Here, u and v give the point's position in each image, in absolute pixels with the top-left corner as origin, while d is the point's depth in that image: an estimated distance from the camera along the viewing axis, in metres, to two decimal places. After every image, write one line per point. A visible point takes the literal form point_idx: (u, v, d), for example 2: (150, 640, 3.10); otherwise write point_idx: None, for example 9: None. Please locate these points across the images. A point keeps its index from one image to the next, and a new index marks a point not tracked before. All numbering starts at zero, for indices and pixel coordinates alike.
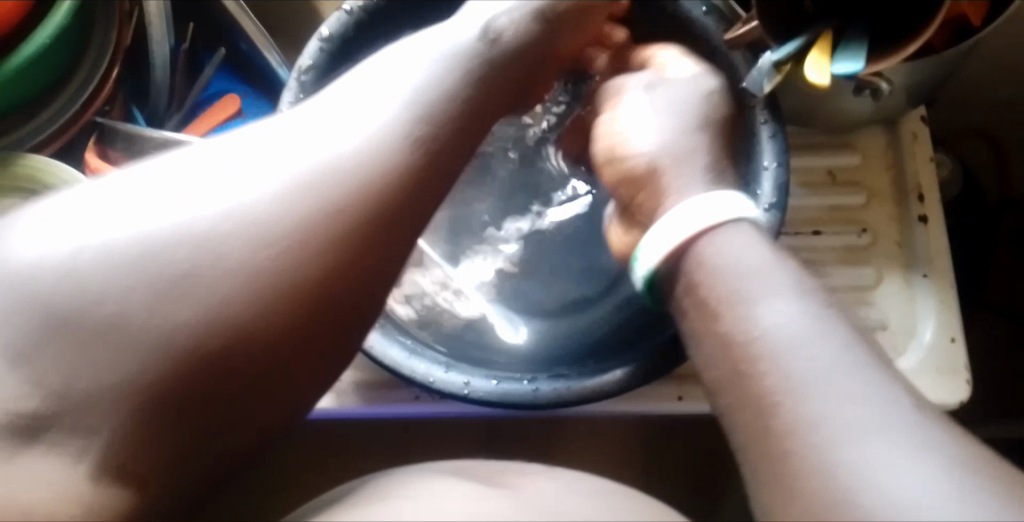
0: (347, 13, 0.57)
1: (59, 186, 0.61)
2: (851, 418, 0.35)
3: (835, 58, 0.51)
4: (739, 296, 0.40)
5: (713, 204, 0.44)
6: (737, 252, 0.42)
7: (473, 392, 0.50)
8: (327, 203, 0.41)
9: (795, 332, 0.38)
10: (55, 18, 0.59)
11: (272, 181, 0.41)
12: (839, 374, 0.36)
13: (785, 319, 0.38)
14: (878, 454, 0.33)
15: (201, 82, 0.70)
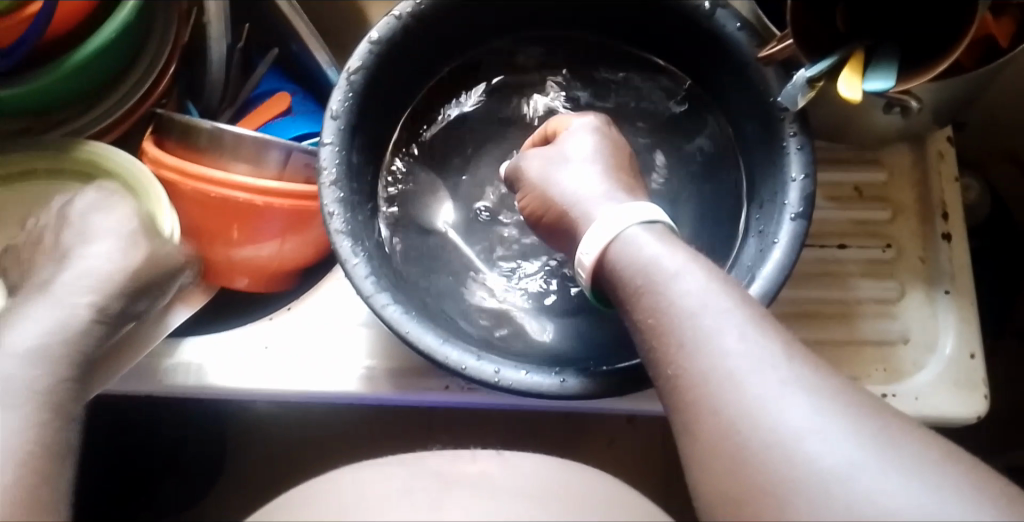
0: (396, 19, 0.59)
1: (117, 171, 0.64)
2: (807, 404, 0.37)
3: (867, 77, 0.53)
4: (659, 287, 0.42)
5: (631, 210, 0.47)
6: (653, 250, 0.44)
7: (502, 380, 0.52)
8: None
9: (727, 310, 0.40)
10: (123, 15, 0.62)
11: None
12: (755, 351, 0.38)
13: (703, 307, 0.41)
14: (815, 432, 0.36)
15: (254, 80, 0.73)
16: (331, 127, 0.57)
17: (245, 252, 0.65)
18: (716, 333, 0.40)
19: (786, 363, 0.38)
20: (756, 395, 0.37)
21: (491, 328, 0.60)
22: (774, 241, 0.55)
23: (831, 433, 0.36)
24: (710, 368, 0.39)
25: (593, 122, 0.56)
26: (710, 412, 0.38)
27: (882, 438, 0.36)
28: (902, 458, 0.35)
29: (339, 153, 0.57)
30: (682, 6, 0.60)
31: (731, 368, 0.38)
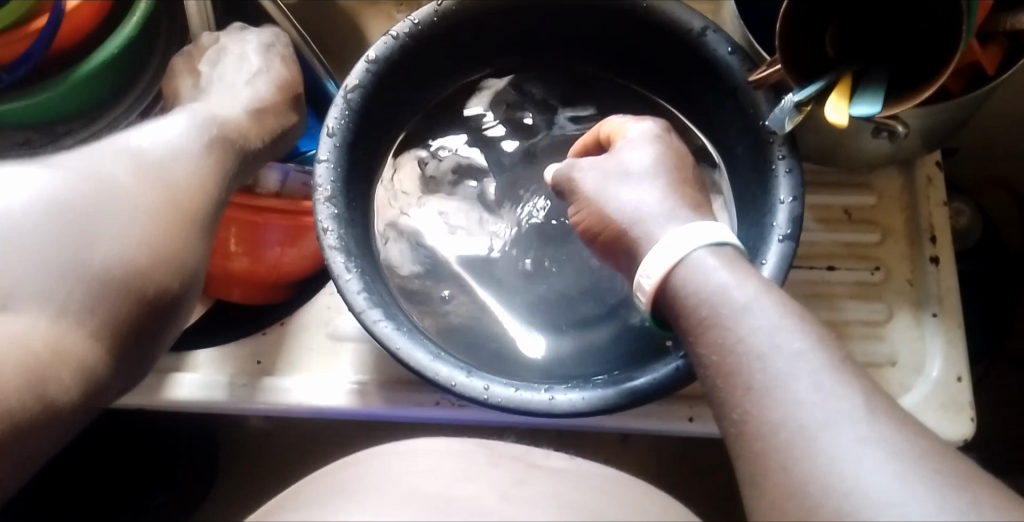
0: (393, 38, 0.61)
1: None
2: (876, 451, 0.36)
3: (853, 101, 0.54)
4: (731, 321, 0.43)
5: (701, 231, 0.47)
6: (719, 278, 0.45)
7: (492, 397, 0.53)
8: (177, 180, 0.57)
9: (796, 353, 0.40)
10: (125, 32, 0.63)
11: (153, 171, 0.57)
12: (830, 398, 0.38)
13: (774, 341, 0.41)
14: (881, 475, 0.36)
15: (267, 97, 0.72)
16: (328, 143, 0.58)
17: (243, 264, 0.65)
18: (787, 378, 0.40)
19: (866, 419, 0.38)
20: (822, 439, 0.37)
21: (508, 349, 0.61)
22: (763, 261, 0.55)
23: (891, 482, 0.35)
24: (779, 408, 0.39)
25: (648, 131, 0.56)
26: (779, 463, 0.38)
27: (942, 483, 0.35)
28: (957, 501, 0.35)
29: (335, 170, 0.58)
30: (674, 29, 0.61)
31: (800, 411, 0.38)
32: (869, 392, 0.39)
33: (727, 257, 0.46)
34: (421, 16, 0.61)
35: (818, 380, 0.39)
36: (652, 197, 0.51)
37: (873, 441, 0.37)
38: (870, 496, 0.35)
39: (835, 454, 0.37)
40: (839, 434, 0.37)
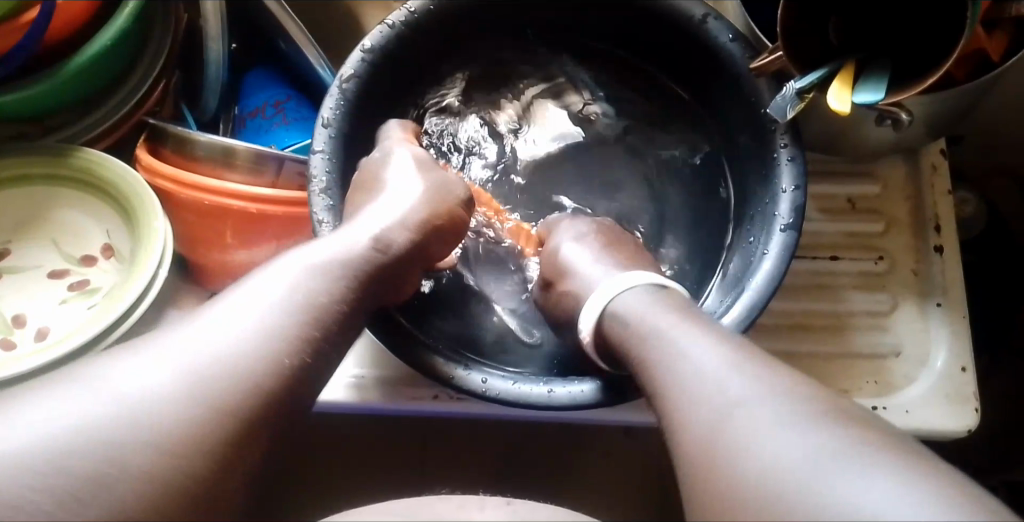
0: (389, 27, 0.60)
1: (111, 179, 0.64)
2: (773, 410, 0.39)
3: (857, 89, 0.53)
4: (646, 335, 0.46)
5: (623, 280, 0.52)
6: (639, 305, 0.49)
7: (492, 390, 0.53)
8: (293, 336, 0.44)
9: (699, 349, 0.43)
10: (120, 20, 0.63)
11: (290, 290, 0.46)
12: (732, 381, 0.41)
13: (683, 340, 0.44)
14: (774, 427, 0.38)
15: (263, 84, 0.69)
16: (323, 135, 0.57)
17: (239, 257, 0.64)
18: (706, 376, 0.42)
19: (791, 404, 0.39)
20: (729, 409, 0.39)
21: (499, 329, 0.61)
22: (764, 252, 0.55)
23: (783, 435, 0.37)
24: (682, 394, 0.42)
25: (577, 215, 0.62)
26: (687, 438, 0.40)
27: (835, 432, 0.37)
28: (846, 442, 0.37)
29: (330, 161, 0.57)
30: (676, 15, 0.60)
31: (701, 391, 0.41)
32: (781, 371, 0.41)
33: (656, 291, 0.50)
34: (418, 5, 0.60)
35: (750, 379, 0.41)
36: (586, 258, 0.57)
37: (770, 402, 0.39)
38: (764, 445, 0.37)
39: (737, 419, 0.39)
40: (739, 402, 0.39)
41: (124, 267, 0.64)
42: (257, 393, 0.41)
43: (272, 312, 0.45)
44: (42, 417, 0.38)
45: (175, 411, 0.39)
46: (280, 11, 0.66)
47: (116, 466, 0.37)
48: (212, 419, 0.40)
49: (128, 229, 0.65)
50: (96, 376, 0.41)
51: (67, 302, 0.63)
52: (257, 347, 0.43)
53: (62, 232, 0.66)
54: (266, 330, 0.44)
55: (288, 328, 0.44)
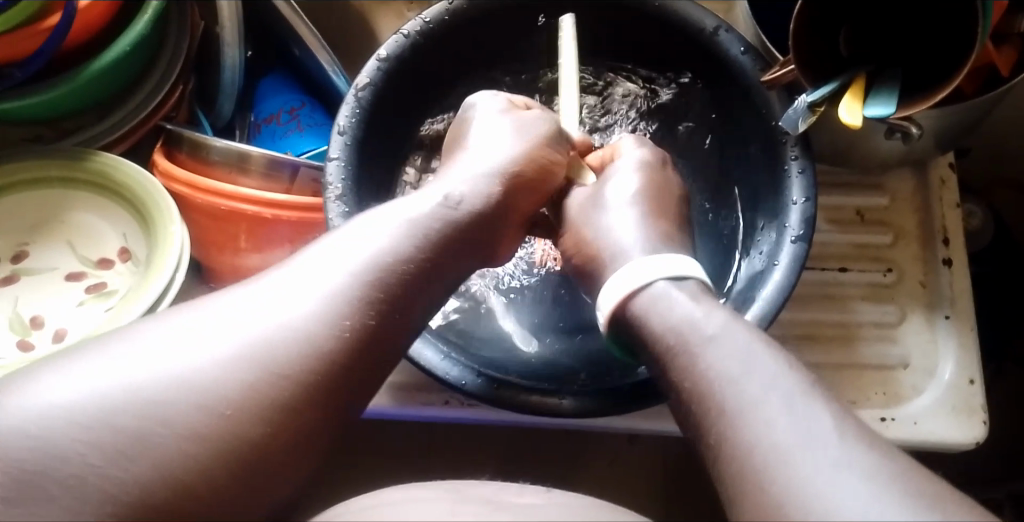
0: (405, 36, 0.61)
1: (128, 183, 0.64)
2: (830, 455, 0.37)
3: (868, 102, 0.53)
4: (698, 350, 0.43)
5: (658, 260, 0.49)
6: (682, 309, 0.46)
7: (505, 395, 0.54)
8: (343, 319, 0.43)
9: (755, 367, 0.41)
10: (139, 26, 0.63)
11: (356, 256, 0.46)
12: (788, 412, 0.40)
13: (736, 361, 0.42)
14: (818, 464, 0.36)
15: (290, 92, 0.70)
16: (339, 142, 0.58)
17: (253, 261, 0.65)
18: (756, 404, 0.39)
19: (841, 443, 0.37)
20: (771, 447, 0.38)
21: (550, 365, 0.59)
22: (775, 263, 0.55)
23: (838, 476, 0.36)
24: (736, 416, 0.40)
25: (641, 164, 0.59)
26: (729, 460, 0.39)
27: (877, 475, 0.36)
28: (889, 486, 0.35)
29: (345, 168, 0.58)
30: (688, 27, 0.61)
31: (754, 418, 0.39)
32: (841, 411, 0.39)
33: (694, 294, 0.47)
34: (433, 15, 0.61)
35: (803, 409, 0.39)
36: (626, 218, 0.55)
37: (830, 446, 0.37)
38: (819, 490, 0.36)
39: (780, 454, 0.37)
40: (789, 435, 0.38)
41: (139, 270, 0.64)
42: (324, 359, 0.41)
43: (335, 276, 0.44)
44: (64, 382, 0.38)
45: (239, 374, 0.40)
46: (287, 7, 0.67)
47: (185, 429, 0.38)
48: (277, 383, 0.40)
49: (144, 232, 0.65)
50: (165, 333, 0.41)
51: (83, 304, 0.63)
52: (319, 314, 0.42)
53: (79, 235, 0.66)
54: (329, 291, 0.43)
55: (352, 292, 0.44)
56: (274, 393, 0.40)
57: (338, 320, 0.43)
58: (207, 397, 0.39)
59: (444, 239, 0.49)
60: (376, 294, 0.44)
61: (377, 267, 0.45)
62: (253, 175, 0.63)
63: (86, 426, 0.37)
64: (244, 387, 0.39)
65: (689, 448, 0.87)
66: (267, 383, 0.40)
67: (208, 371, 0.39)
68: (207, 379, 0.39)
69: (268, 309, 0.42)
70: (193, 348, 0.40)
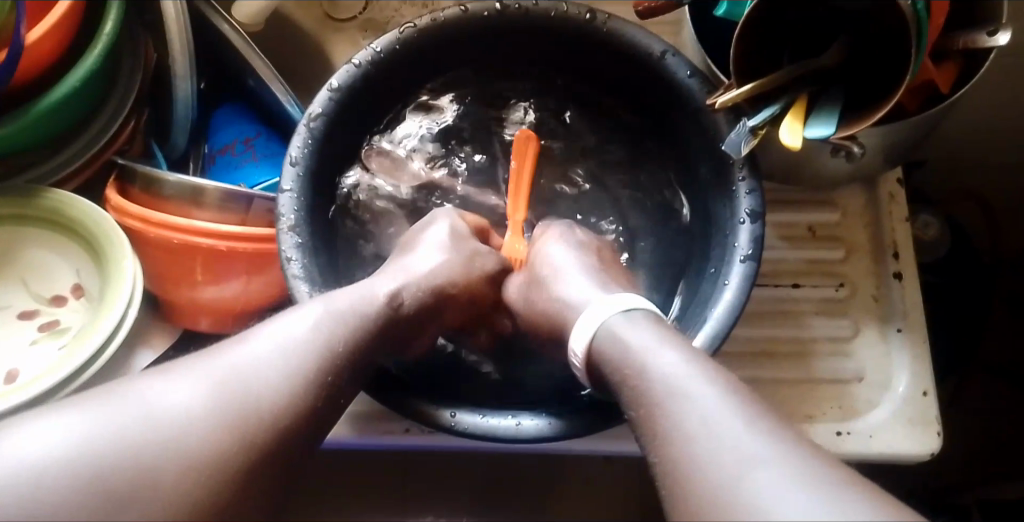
0: (356, 67, 0.61)
1: (80, 219, 0.64)
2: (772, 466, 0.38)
3: (809, 123, 0.54)
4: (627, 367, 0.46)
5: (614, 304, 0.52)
6: (641, 337, 0.47)
7: (460, 423, 0.54)
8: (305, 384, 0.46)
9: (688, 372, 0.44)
10: (85, 65, 0.63)
11: (295, 341, 0.48)
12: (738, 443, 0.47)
13: (684, 375, 0.44)
14: (751, 468, 0.38)
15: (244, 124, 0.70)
16: (291, 173, 0.58)
17: (210, 293, 0.64)
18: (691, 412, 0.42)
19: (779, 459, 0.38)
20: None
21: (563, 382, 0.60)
22: (725, 283, 0.56)
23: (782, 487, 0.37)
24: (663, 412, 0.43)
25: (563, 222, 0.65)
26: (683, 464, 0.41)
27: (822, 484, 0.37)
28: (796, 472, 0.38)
29: (298, 200, 0.58)
30: (636, 52, 0.62)
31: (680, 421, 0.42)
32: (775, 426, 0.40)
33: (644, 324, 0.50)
34: (383, 44, 0.61)
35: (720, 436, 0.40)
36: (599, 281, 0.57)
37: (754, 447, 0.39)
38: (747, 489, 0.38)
39: (705, 455, 0.40)
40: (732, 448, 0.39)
41: (92, 306, 0.65)
42: (271, 430, 0.44)
43: (280, 354, 0.47)
44: (50, 435, 0.40)
45: (213, 433, 0.42)
46: (233, 33, 0.67)
47: (163, 476, 0.40)
48: (241, 449, 0.42)
49: (97, 268, 0.65)
50: (139, 390, 0.43)
51: (37, 342, 0.63)
52: (282, 377, 0.46)
53: (32, 273, 0.66)
54: (292, 364, 0.47)
55: (309, 371, 0.47)
56: (243, 444, 0.43)
57: (290, 404, 0.45)
58: (186, 445, 0.41)
59: (378, 327, 0.53)
60: (320, 375, 0.47)
61: (329, 350, 0.49)
62: (206, 207, 0.62)
63: (70, 477, 0.39)
64: (215, 438, 0.42)
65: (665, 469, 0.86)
66: (233, 437, 0.42)
67: (184, 420, 0.42)
68: (181, 426, 0.42)
69: (243, 361, 0.46)
70: (169, 396, 0.43)
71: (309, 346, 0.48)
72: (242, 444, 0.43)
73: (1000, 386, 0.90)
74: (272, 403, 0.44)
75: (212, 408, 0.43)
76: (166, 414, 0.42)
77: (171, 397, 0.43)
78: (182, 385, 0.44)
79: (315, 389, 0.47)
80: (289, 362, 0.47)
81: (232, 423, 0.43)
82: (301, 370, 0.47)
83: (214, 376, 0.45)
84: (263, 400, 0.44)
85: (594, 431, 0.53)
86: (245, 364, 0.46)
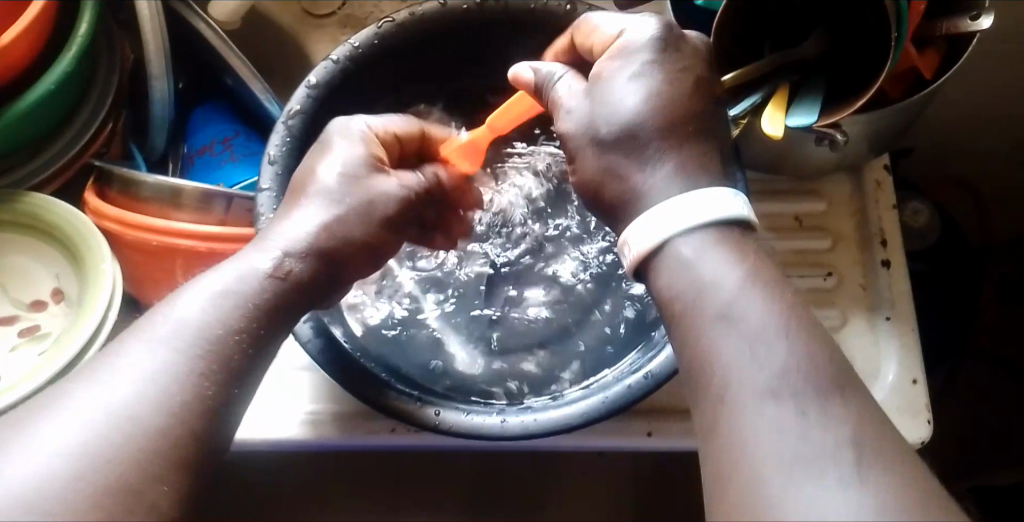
0: (333, 62, 0.60)
1: (59, 222, 0.64)
2: (823, 469, 0.36)
3: (790, 112, 0.54)
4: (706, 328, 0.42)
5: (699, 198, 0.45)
6: (705, 263, 0.43)
7: (444, 422, 0.53)
8: (179, 382, 0.43)
9: (761, 352, 0.40)
10: (60, 67, 0.62)
11: (163, 343, 0.44)
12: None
13: (747, 351, 0.40)
14: (814, 492, 0.35)
15: (224, 123, 0.70)
16: (269, 171, 0.57)
17: (191, 295, 0.64)
18: (753, 405, 0.39)
19: (837, 457, 0.36)
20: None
21: (542, 375, 0.60)
22: None
23: (833, 499, 0.35)
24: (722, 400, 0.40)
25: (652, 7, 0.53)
26: (730, 456, 0.38)
27: (884, 494, 0.35)
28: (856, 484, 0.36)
29: (277, 199, 0.57)
30: None
31: (739, 420, 0.39)
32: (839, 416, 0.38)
33: (723, 235, 0.44)
34: (362, 39, 0.61)
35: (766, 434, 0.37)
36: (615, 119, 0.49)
37: (811, 463, 0.36)
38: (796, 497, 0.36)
39: (766, 462, 0.37)
40: (783, 454, 0.37)
41: (72, 311, 0.64)
42: (150, 444, 0.41)
43: (147, 366, 0.43)
44: None
45: (89, 464, 0.39)
46: (210, 31, 0.66)
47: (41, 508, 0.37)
48: (122, 473, 0.39)
49: (76, 272, 0.65)
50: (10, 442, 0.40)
51: (17, 349, 0.63)
52: (153, 385, 0.42)
53: (11, 279, 0.65)
54: (167, 361, 0.43)
55: (187, 362, 0.44)
56: (128, 465, 0.40)
57: (172, 398, 0.42)
58: (59, 484, 0.38)
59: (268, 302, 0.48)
60: (198, 373, 0.44)
61: (200, 343, 0.44)
62: (186, 209, 0.62)
63: None
64: (92, 469, 0.39)
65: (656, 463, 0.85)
66: (110, 460, 0.39)
67: (52, 456, 0.39)
68: (53, 467, 0.39)
69: (110, 384, 0.42)
70: (39, 440, 0.40)
71: (181, 347, 0.44)
72: (119, 463, 0.40)
73: (992, 373, 0.89)
74: (144, 418, 0.41)
75: (81, 439, 0.40)
76: (32, 457, 0.39)
77: (37, 441, 0.40)
78: (48, 418, 0.41)
79: (204, 377, 0.44)
80: (163, 371, 0.43)
81: (108, 447, 0.40)
82: (173, 374, 0.43)
83: (80, 406, 0.41)
84: (134, 418, 0.41)
85: (579, 428, 0.53)
86: (108, 382, 0.42)
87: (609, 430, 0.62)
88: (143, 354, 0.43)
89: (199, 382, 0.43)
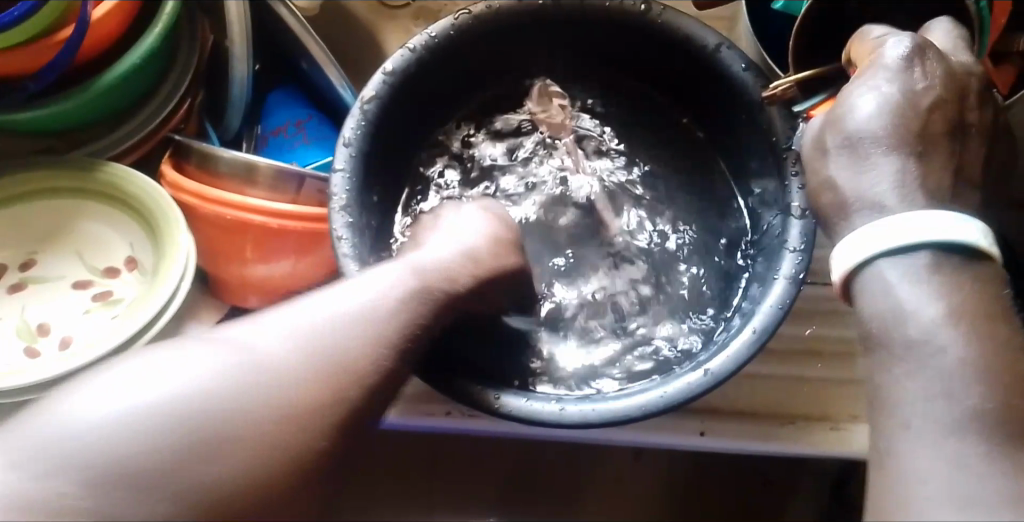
0: (410, 50, 0.61)
1: (136, 192, 0.66)
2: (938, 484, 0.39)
3: None
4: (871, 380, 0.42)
5: (918, 219, 0.43)
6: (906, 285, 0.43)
7: (503, 405, 0.54)
8: (340, 355, 0.45)
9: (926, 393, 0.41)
10: (148, 41, 0.64)
11: (331, 318, 0.46)
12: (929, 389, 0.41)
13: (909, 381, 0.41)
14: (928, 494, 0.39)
15: (295, 107, 0.72)
16: (344, 153, 0.59)
17: (259, 271, 0.65)
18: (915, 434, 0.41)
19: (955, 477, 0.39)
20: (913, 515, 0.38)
21: (603, 367, 0.61)
22: (775, 277, 0.56)
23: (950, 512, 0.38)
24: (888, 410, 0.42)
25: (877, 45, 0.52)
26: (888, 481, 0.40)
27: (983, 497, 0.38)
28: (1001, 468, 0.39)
29: (351, 180, 0.59)
30: (691, 44, 0.61)
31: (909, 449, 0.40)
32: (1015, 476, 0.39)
33: (939, 263, 0.43)
34: (439, 29, 0.62)
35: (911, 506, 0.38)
36: (880, 128, 0.47)
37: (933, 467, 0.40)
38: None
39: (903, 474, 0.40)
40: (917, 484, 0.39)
41: (147, 279, 0.66)
42: (307, 406, 0.42)
43: (312, 330, 0.45)
44: (80, 406, 0.39)
45: (250, 405, 0.41)
46: (289, 15, 0.68)
47: (189, 458, 0.39)
48: (278, 422, 0.41)
49: (151, 242, 0.67)
50: (165, 361, 0.42)
51: (91, 312, 0.65)
52: (314, 351, 0.44)
53: (88, 244, 0.68)
54: (348, 332, 0.46)
55: (342, 344, 0.45)
56: (285, 416, 0.42)
57: (313, 373, 0.43)
58: (224, 412, 0.40)
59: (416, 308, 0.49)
60: (364, 354, 0.45)
61: (363, 328, 0.46)
62: (257, 186, 0.63)
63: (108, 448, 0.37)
64: (248, 409, 0.41)
65: (697, 465, 0.85)
66: (265, 406, 0.42)
67: (215, 389, 0.41)
68: (223, 397, 0.41)
69: (271, 342, 0.44)
70: (196, 371, 0.41)
71: (345, 327, 0.46)
72: (281, 410, 0.42)
73: None
74: (300, 382, 0.43)
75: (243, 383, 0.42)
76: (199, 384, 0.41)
77: (194, 376, 0.41)
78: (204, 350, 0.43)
79: (370, 362, 0.46)
80: (323, 338, 0.45)
81: (268, 394, 0.42)
82: (332, 348, 0.45)
83: (240, 354, 0.43)
84: (294, 379, 0.43)
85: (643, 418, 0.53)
86: (271, 341, 0.44)
87: (664, 428, 0.62)
88: (307, 320, 0.46)
89: (360, 367, 0.45)
